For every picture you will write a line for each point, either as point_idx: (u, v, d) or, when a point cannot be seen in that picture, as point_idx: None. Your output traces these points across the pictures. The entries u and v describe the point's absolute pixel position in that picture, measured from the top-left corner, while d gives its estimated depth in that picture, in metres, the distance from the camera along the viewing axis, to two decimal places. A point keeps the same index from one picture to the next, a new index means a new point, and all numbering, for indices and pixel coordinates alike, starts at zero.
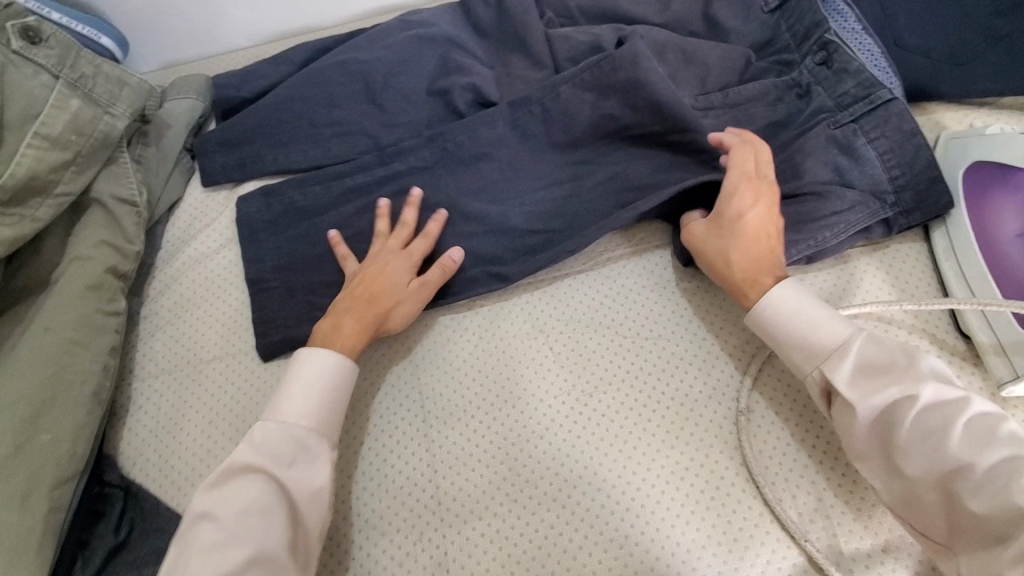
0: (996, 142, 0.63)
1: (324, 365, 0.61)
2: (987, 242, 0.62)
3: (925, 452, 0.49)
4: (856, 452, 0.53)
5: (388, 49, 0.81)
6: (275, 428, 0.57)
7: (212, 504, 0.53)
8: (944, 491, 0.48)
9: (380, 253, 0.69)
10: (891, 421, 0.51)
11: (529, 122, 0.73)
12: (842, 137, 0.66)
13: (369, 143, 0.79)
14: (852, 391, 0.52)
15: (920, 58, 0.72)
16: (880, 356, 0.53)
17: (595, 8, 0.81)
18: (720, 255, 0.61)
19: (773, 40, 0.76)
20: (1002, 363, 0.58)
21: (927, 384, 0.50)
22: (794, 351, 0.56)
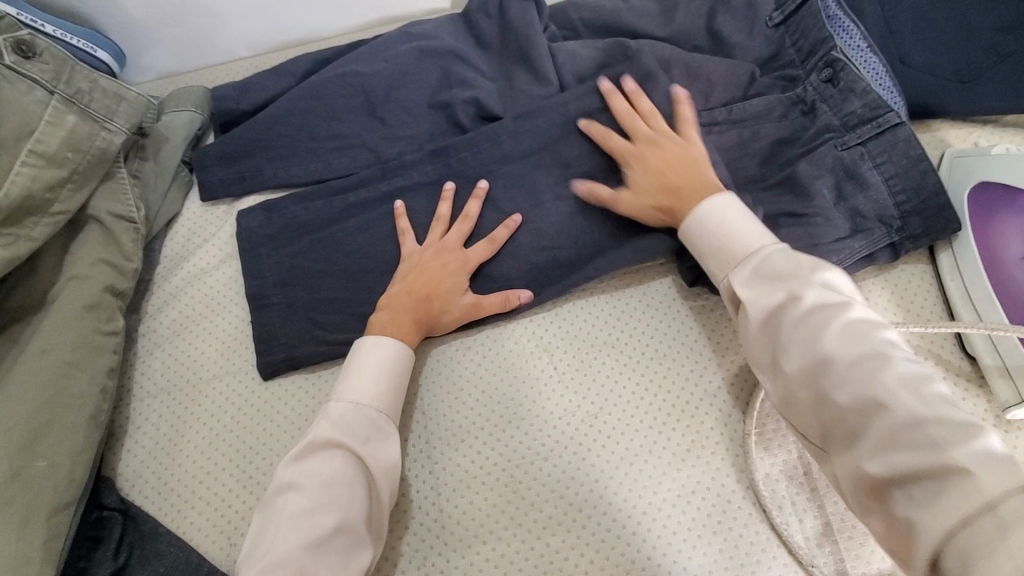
0: (1002, 164, 0.63)
1: (390, 351, 0.62)
2: (993, 263, 0.62)
3: (802, 351, 0.51)
4: (748, 349, 0.56)
5: (389, 62, 0.80)
6: (351, 407, 0.59)
7: (297, 476, 0.54)
8: (817, 392, 0.50)
9: (440, 249, 0.68)
10: (777, 322, 0.54)
11: (533, 137, 0.73)
12: (849, 160, 0.67)
13: (370, 157, 0.78)
14: (748, 289, 0.56)
15: (925, 75, 0.72)
16: (784, 263, 0.56)
17: (599, 22, 0.81)
18: (632, 194, 0.66)
19: (778, 55, 0.76)
20: (1007, 385, 0.58)
21: (811, 288, 0.53)
22: (707, 249, 0.61)
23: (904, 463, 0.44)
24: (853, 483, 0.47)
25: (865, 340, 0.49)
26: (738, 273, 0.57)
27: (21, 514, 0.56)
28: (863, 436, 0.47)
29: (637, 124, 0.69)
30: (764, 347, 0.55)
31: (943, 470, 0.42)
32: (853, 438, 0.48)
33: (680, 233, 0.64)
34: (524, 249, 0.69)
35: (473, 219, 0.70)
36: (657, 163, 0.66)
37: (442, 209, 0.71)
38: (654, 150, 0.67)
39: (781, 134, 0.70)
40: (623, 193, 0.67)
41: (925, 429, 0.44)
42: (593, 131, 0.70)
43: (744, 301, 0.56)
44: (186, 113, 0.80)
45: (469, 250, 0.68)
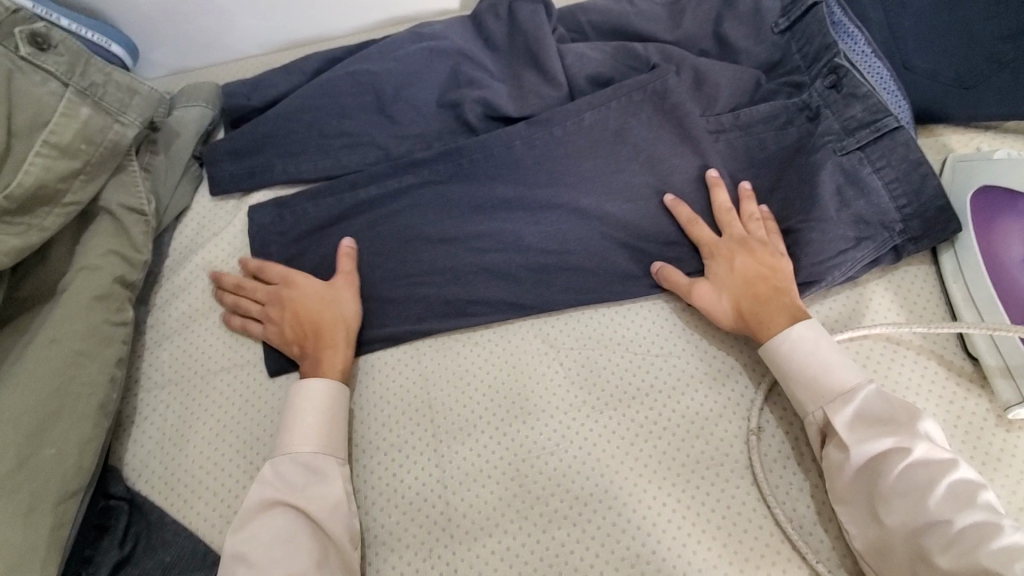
0: (1003, 168, 0.64)
1: (308, 391, 0.62)
2: (995, 265, 0.62)
3: (907, 509, 0.51)
4: (838, 493, 0.56)
5: (399, 61, 0.81)
6: (285, 462, 0.59)
7: (243, 544, 0.55)
8: (916, 549, 0.50)
9: (281, 300, 0.68)
10: (879, 470, 0.54)
11: (542, 138, 0.74)
12: (849, 166, 0.68)
13: (380, 155, 0.79)
14: (848, 432, 0.56)
15: (927, 81, 0.73)
16: (886, 411, 0.55)
17: (606, 25, 0.82)
18: (712, 295, 0.64)
19: (783, 60, 0.77)
20: (1009, 385, 0.59)
21: (921, 442, 0.53)
22: (797, 379, 0.59)
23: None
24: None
25: (970, 504, 0.50)
26: (841, 413, 0.56)
27: (28, 502, 0.56)
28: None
29: (732, 228, 0.67)
30: (861, 493, 0.55)
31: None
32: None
33: (760, 354, 0.62)
34: (533, 249, 0.70)
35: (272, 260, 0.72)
36: (744, 267, 0.64)
37: (251, 282, 0.71)
38: (747, 252, 0.65)
39: (787, 142, 0.72)
40: (701, 284, 0.65)
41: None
42: (686, 219, 0.69)
43: (843, 442, 0.56)
44: (198, 108, 0.81)
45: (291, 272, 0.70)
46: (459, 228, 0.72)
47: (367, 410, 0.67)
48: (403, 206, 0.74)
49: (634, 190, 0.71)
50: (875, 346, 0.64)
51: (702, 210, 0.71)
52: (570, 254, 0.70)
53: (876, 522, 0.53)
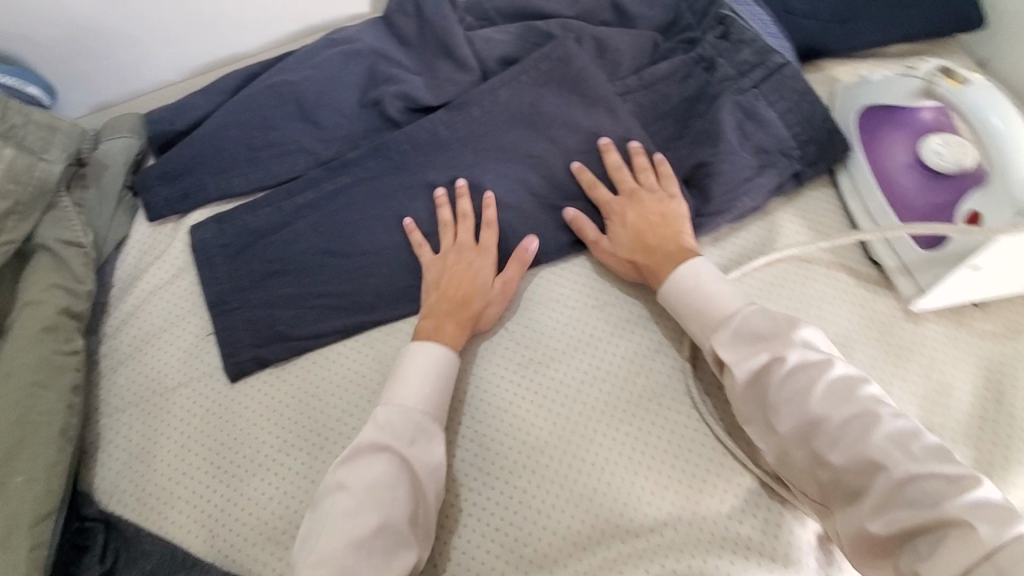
0: (876, 88, 0.69)
1: (433, 352, 0.63)
2: (883, 174, 0.67)
3: (794, 413, 0.54)
4: (740, 413, 0.59)
5: (316, 69, 0.84)
6: (400, 413, 0.59)
7: (345, 475, 0.55)
8: (809, 452, 0.53)
9: (459, 252, 0.70)
10: (766, 380, 0.57)
11: (461, 124, 0.78)
12: (747, 102, 0.73)
13: (310, 159, 0.82)
14: (729, 353, 0.59)
15: (808, 20, 0.79)
16: (766, 325, 0.58)
17: (509, 10, 0.87)
18: (610, 247, 0.70)
19: (677, 20, 0.83)
20: (908, 282, 0.64)
21: (793, 349, 0.56)
22: (688, 315, 0.63)
23: (905, 521, 0.47)
24: (854, 538, 0.50)
25: (851, 400, 0.53)
26: (724, 336, 0.60)
27: (3, 529, 0.57)
28: (864, 495, 0.50)
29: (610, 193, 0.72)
30: (752, 407, 0.58)
31: (946, 525, 0.46)
32: (854, 496, 0.51)
33: (659, 300, 0.66)
34: None
35: (468, 214, 0.72)
36: (633, 221, 0.69)
37: (460, 206, 0.73)
38: (644, 215, 0.69)
39: (687, 92, 0.77)
40: (602, 240, 0.70)
41: (918, 484, 0.48)
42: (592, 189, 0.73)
43: (728, 364, 0.59)
44: (123, 138, 0.82)
45: (484, 244, 0.71)
46: (395, 216, 0.75)
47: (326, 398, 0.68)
48: (340, 205, 0.77)
49: (553, 156, 0.75)
50: (789, 267, 0.68)
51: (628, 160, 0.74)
52: (503, 225, 0.74)
53: (773, 432, 0.56)
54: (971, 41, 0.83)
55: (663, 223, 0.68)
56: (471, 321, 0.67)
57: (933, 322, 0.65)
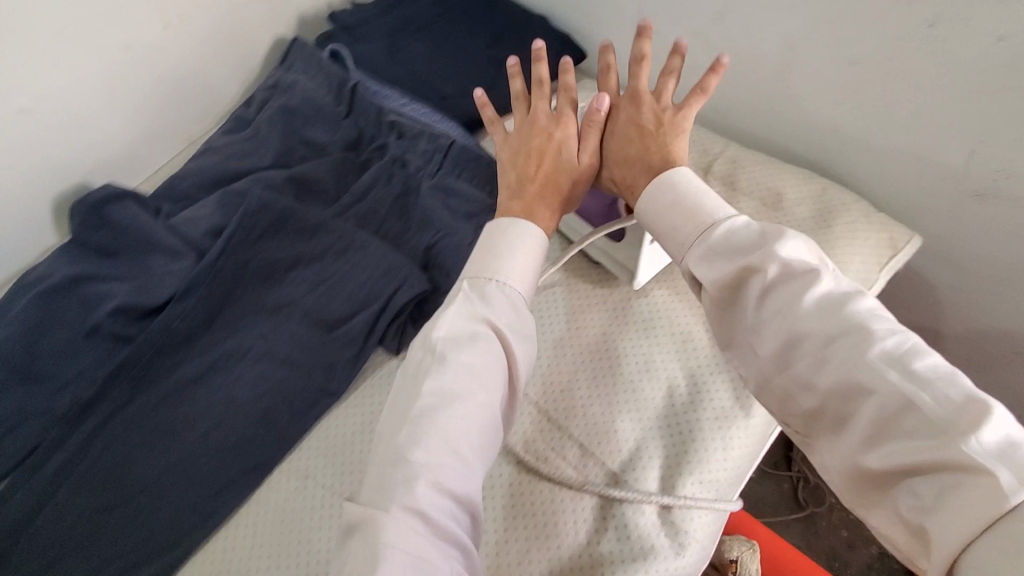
0: None
1: (513, 226, 0.58)
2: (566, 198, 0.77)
3: (773, 332, 0.47)
4: (723, 339, 0.53)
5: (15, 325, 0.77)
6: (496, 289, 0.55)
7: (444, 345, 0.50)
8: (793, 375, 0.46)
9: (540, 129, 0.67)
10: (739, 291, 0.49)
11: (197, 309, 0.75)
12: (443, 182, 0.83)
13: (45, 420, 0.73)
14: (703, 269, 0.51)
15: (462, 97, 0.92)
16: (747, 240, 0.50)
17: (206, 184, 0.89)
18: (575, 170, 0.64)
19: (362, 134, 0.91)
20: (620, 269, 0.77)
21: (774, 260, 0.47)
22: (666, 237, 0.56)
23: (902, 457, 0.39)
24: (847, 470, 0.44)
25: (840, 316, 0.44)
26: (698, 256, 0.52)
27: None
28: (852, 425, 0.43)
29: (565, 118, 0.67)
30: (728, 325, 0.52)
31: (954, 466, 0.37)
32: (842, 424, 0.44)
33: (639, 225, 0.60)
34: (246, 403, 0.71)
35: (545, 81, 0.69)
36: (608, 131, 0.65)
37: (513, 86, 0.70)
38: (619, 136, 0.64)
39: (396, 192, 0.84)
40: (584, 161, 0.65)
41: (915, 413, 0.39)
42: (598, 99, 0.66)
43: (698, 278, 0.51)
44: None
45: (564, 114, 0.67)
46: (165, 432, 0.70)
47: None
48: (98, 451, 0.69)
49: (300, 299, 0.78)
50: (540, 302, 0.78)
51: (371, 270, 0.78)
52: (282, 383, 0.73)
53: (743, 352, 0.51)
54: (590, 65, 1.04)
55: (628, 141, 0.63)
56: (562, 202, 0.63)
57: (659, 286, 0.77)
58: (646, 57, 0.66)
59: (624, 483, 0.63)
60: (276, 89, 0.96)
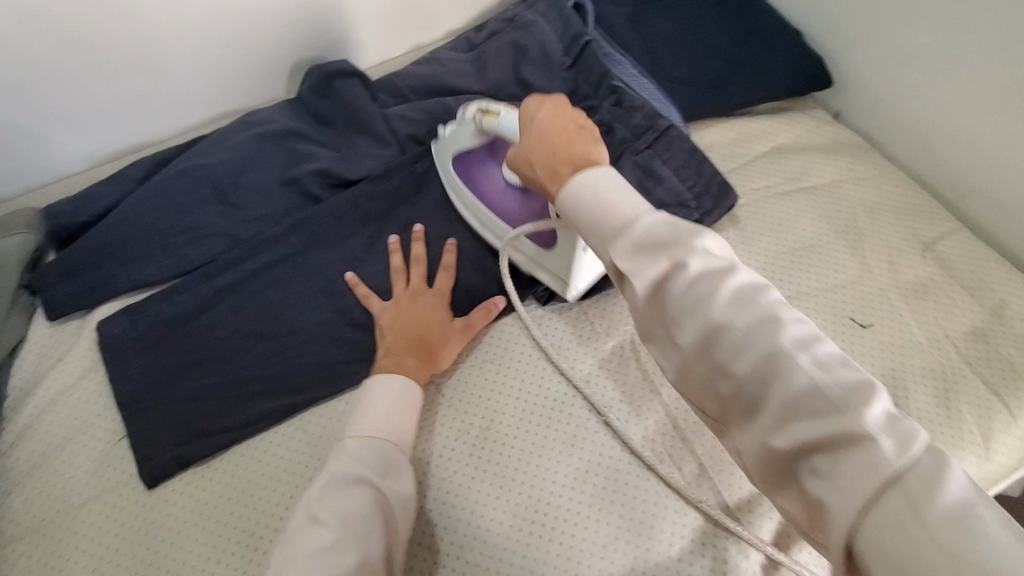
0: (446, 141, 0.80)
1: (401, 385, 0.64)
2: (489, 200, 0.77)
3: (693, 325, 0.48)
4: (644, 332, 0.54)
5: (230, 151, 0.84)
6: (368, 442, 0.59)
7: (317, 509, 0.53)
8: (712, 365, 0.48)
9: (414, 296, 0.73)
10: (661, 293, 0.50)
11: (383, 194, 0.81)
12: (643, 161, 0.80)
13: (229, 242, 0.80)
14: (628, 263, 0.51)
15: (688, 87, 0.90)
16: (667, 234, 0.50)
17: (423, 88, 0.93)
18: (440, 336, 0.70)
19: (575, 90, 0.90)
20: (553, 280, 0.74)
21: (697, 255, 0.49)
22: (589, 226, 0.55)
23: (808, 434, 0.42)
24: (760, 457, 0.46)
25: (750, 310, 0.46)
26: (620, 248, 0.52)
27: None
28: (763, 412, 0.45)
29: (436, 295, 0.73)
30: (654, 321, 0.51)
31: None
32: (752, 411, 0.46)
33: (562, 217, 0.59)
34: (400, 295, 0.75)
35: (423, 258, 0.75)
36: (524, 142, 0.63)
37: (415, 249, 0.76)
38: (538, 132, 0.62)
39: None
40: (448, 339, 0.70)
41: (820, 395, 0.42)
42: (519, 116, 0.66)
43: (625, 274, 0.51)
44: (18, 235, 0.77)
45: (437, 288, 0.74)
46: (325, 292, 0.75)
47: (267, 488, 0.65)
48: (265, 286, 0.76)
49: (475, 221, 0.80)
50: None
51: None
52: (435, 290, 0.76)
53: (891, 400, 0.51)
54: (825, 98, 0.97)
55: (547, 145, 0.61)
56: (432, 362, 0.69)
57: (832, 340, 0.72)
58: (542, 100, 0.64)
59: (736, 519, 0.61)
60: (512, 23, 0.97)
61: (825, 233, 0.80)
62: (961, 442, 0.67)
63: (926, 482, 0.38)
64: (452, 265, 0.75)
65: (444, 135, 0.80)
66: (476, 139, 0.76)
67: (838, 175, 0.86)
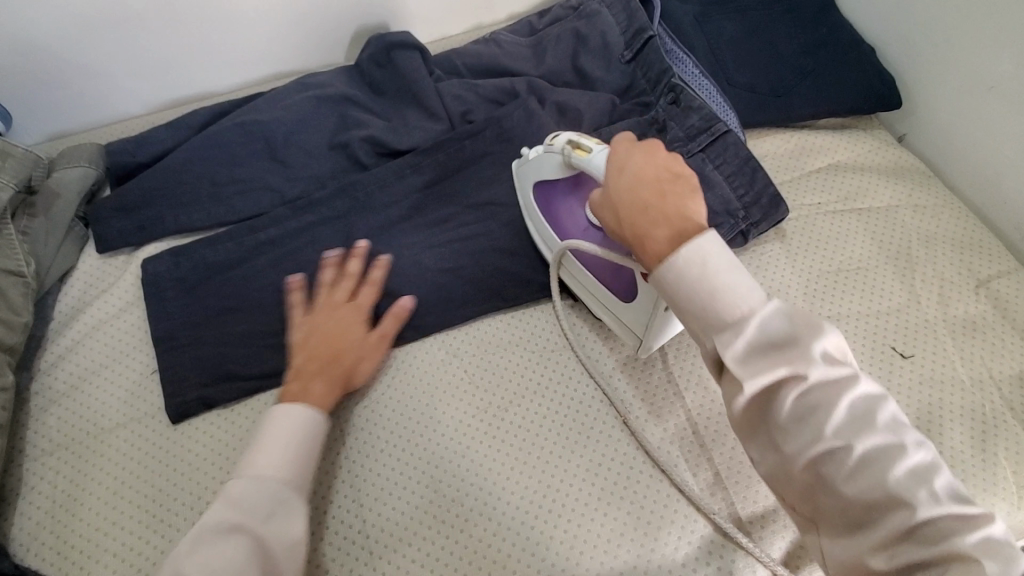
0: (531, 169, 0.75)
1: (298, 418, 0.57)
2: (571, 238, 0.73)
3: (804, 437, 0.47)
4: (739, 426, 0.51)
5: (286, 110, 0.85)
6: (249, 483, 0.53)
7: (189, 564, 0.48)
8: (816, 474, 0.46)
9: (331, 308, 0.67)
10: (772, 397, 0.48)
11: (430, 168, 0.81)
12: (694, 165, 0.79)
13: (274, 198, 0.82)
14: (740, 366, 0.48)
15: (749, 93, 0.88)
16: (784, 336, 0.48)
17: (480, 67, 0.93)
18: (353, 355, 0.65)
19: (631, 86, 0.90)
20: (630, 335, 0.69)
21: (816, 366, 0.46)
22: (694, 313, 0.51)
23: (909, 557, 0.42)
24: (846, 568, 0.46)
25: (866, 424, 0.46)
26: (734, 347, 0.49)
27: None
28: (866, 529, 0.44)
29: (354, 310, 0.67)
30: (757, 422, 0.50)
31: None
32: (853, 526, 0.45)
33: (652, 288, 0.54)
34: (432, 269, 0.75)
35: (354, 274, 0.70)
36: (612, 188, 0.57)
37: (352, 266, 0.70)
38: (628, 178, 0.56)
39: None
40: (359, 358, 0.66)
41: (932, 521, 0.42)
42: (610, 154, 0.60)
43: (736, 375, 0.48)
44: (80, 168, 0.80)
45: (360, 301, 0.68)
46: None
47: None
48: (303, 244, 0.77)
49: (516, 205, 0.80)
50: None
51: None
52: (468, 268, 0.76)
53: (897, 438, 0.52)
54: (890, 120, 0.93)
55: (638, 194, 0.55)
56: (342, 380, 0.64)
57: (870, 367, 0.70)
58: (636, 143, 0.58)
59: (745, 532, 0.61)
60: (576, 11, 0.95)
61: (873, 257, 0.78)
62: (995, 489, 0.64)
63: None
64: (379, 280, 0.70)
65: (529, 161, 0.76)
66: (563, 172, 0.71)
67: (895, 200, 0.83)
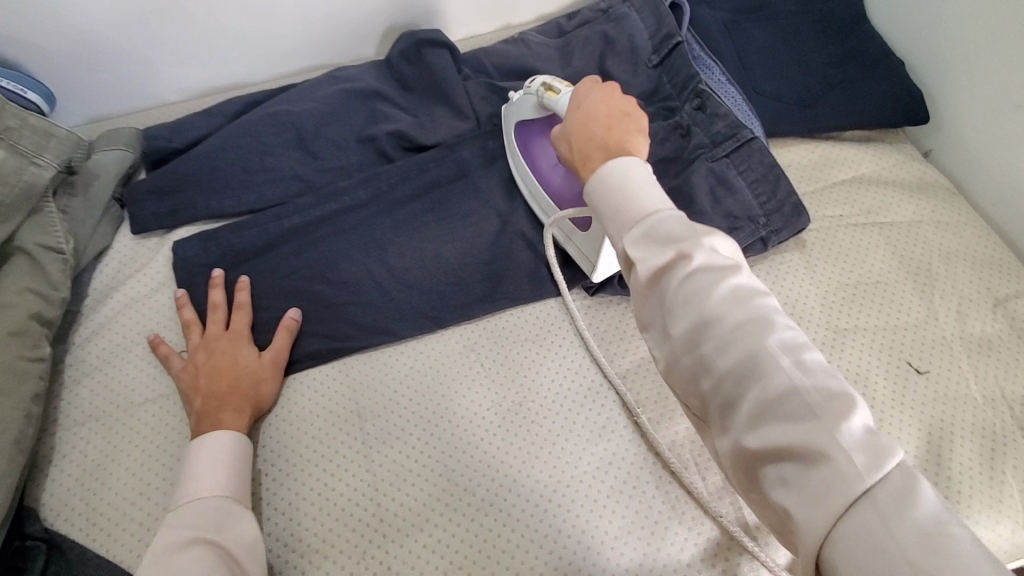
0: (512, 108, 0.82)
1: (224, 438, 0.61)
2: (540, 174, 0.79)
3: (688, 318, 0.48)
4: (641, 317, 0.53)
5: (317, 102, 0.87)
6: (190, 504, 0.56)
7: None
8: (696, 356, 0.48)
9: (208, 344, 0.69)
10: (664, 280, 0.50)
11: (450, 163, 0.83)
12: (718, 169, 0.80)
13: (302, 188, 0.84)
14: (636, 250, 0.51)
15: (776, 101, 0.88)
16: (680, 227, 0.50)
17: (507, 66, 0.94)
18: (252, 378, 0.67)
19: (658, 89, 0.89)
20: (582, 259, 0.74)
21: (702, 251, 0.48)
22: (607, 211, 0.54)
23: (780, 437, 0.42)
24: (731, 457, 0.46)
25: (746, 306, 0.47)
26: (633, 233, 0.52)
27: None
28: (738, 410, 0.45)
29: (227, 341, 0.70)
30: (652, 310, 0.51)
31: None
32: (731, 410, 0.46)
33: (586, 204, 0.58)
34: (454, 263, 0.77)
35: (221, 304, 0.73)
36: (570, 122, 0.63)
37: (211, 296, 0.73)
38: (584, 117, 0.62)
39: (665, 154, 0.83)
40: (263, 380, 0.68)
41: (796, 396, 0.43)
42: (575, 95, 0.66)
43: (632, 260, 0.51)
44: (118, 151, 0.82)
45: (233, 329, 0.71)
46: (384, 248, 0.78)
47: (303, 422, 0.69)
48: (329, 234, 0.79)
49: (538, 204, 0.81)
50: None
51: None
52: (488, 265, 0.77)
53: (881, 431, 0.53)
54: (917, 133, 0.93)
55: (590, 130, 0.61)
56: (251, 400, 0.66)
57: (884, 381, 0.70)
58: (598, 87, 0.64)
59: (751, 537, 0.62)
60: (605, 14, 0.97)
61: (893, 271, 0.78)
62: (1004, 508, 0.64)
63: (897, 496, 0.39)
64: (248, 301, 0.74)
65: (512, 101, 0.82)
66: (538, 112, 0.77)
67: (918, 215, 0.82)
